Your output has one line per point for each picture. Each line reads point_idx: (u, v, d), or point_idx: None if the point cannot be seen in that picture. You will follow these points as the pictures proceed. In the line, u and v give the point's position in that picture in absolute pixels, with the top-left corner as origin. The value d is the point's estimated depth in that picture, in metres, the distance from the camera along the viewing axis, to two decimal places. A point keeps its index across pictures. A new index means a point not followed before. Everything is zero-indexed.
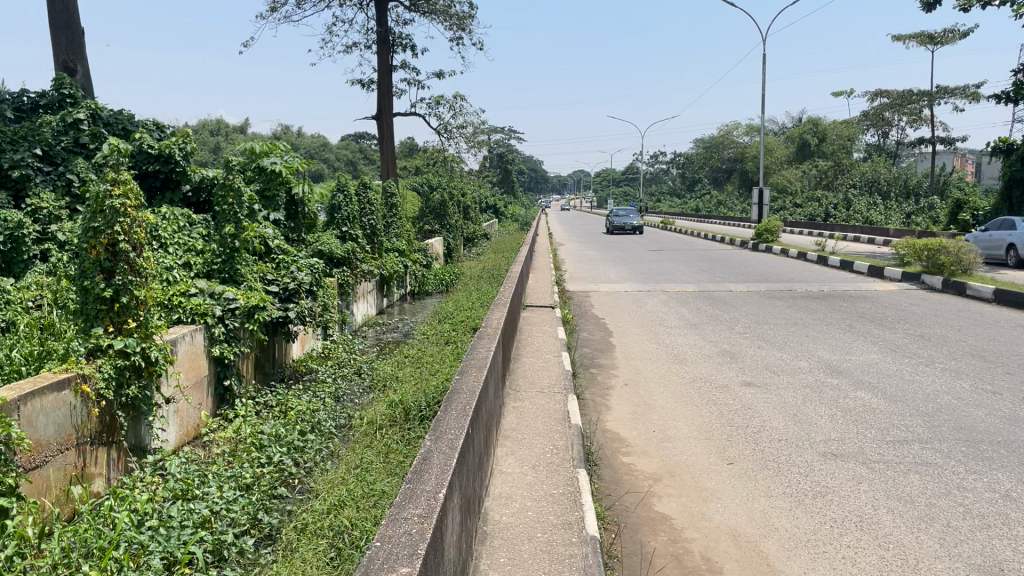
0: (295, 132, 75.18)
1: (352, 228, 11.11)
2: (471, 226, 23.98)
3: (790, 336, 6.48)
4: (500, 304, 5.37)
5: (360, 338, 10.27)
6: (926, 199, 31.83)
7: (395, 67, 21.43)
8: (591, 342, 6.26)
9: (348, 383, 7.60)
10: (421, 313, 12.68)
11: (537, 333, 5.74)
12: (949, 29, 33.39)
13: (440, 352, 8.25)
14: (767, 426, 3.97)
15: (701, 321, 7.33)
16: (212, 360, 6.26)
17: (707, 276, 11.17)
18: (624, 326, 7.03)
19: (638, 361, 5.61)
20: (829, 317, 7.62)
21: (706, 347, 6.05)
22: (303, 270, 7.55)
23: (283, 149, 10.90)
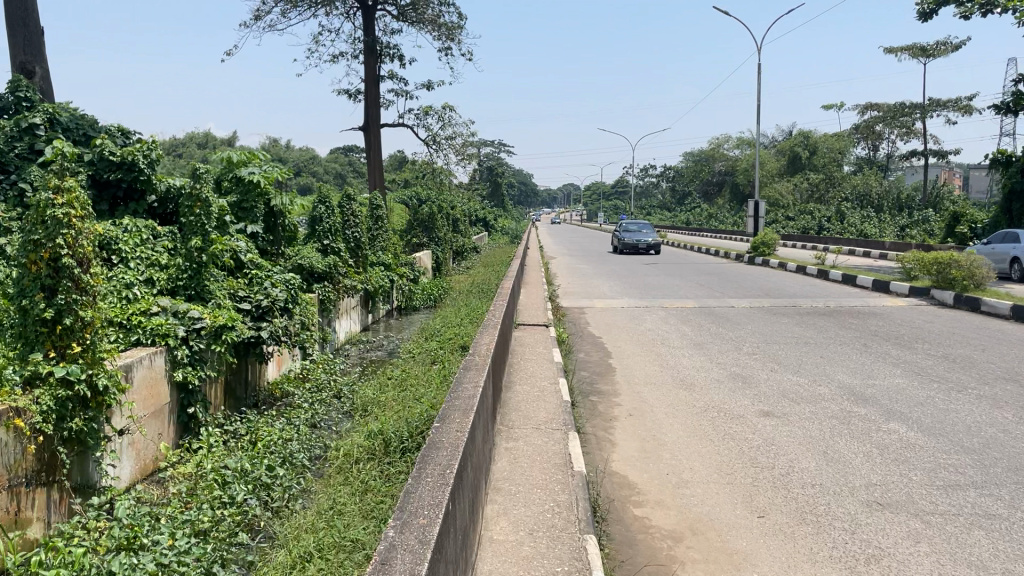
0: (283, 145, 74.61)
1: (334, 241, 10.57)
2: (460, 238, 23.48)
3: (805, 357, 5.98)
4: (489, 325, 4.86)
5: (342, 357, 9.73)
6: (920, 213, 31.55)
7: (382, 77, 20.94)
8: (588, 365, 5.74)
9: (326, 408, 7.07)
10: (407, 330, 12.13)
11: (530, 356, 5.24)
12: (941, 41, 33.29)
13: (426, 373, 7.72)
14: (797, 466, 3.47)
15: (705, 340, 6.83)
16: (174, 386, 5.73)
17: (706, 291, 10.69)
18: (622, 346, 6.52)
19: (642, 386, 5.10)
20: (841, 335, 7.13)
21: (714, 371, 5.54)
22: (278, 286, 7.01)
23: (263, 158, 10.39)
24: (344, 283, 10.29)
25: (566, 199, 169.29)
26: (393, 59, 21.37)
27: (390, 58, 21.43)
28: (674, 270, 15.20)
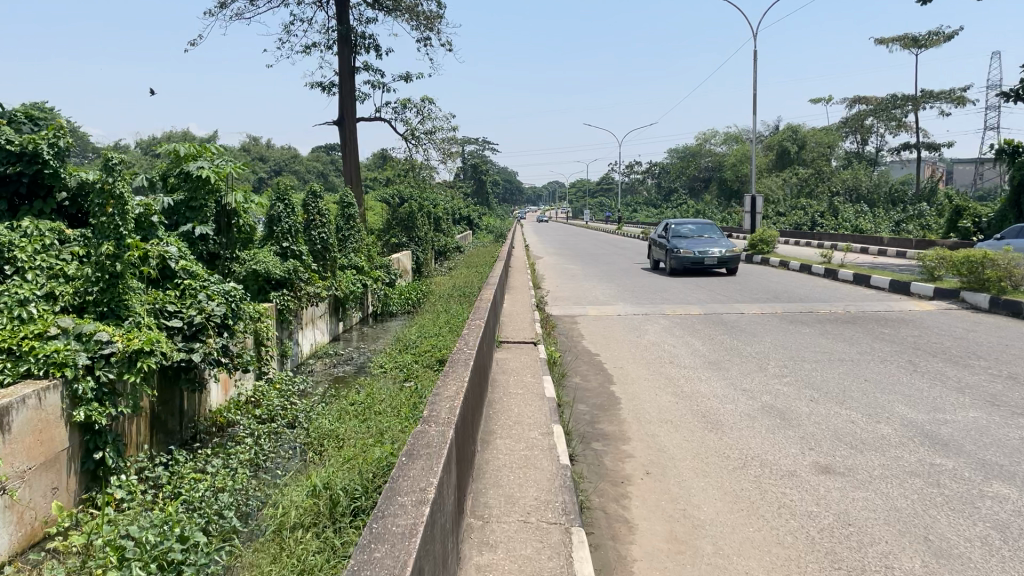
0: (261, 143, 72.89)
1: (295, 244, 9.40)
2: (442, 238, 22.36)
3: (846, 380, 4.96)
4: (461, 355, 3.79)
5: (305, 374, 8.69)
6: (914, 207, 30.70)
7: (357, 68, 19.77)
8: (588, 397, 4.66)
9: (275, 443, 6.00)
10: (380, 340, 11.01)
11: (517, 388, 4.18)
12: (934, 30, 32.44)
13: (395, 397, 6.63)
14: (896, 565, 2.44)
15: (723, 358, 5.76)
16: (75, 427, 4.62)
17: (709, 295, 9.69)
18: (624, 368, 5.45)
19: (656, 425, 4.06)
20: (880, 349, 6.09)
21: (744, 402, 4.49)
22: (216, 298, 5.89)
23: (214, 150, 9.24)
24: (306, 290, 9.14)
25: (551, 196, 168.05)
26: (368, 49, 20.22)
27: (367, 49, 20.30)
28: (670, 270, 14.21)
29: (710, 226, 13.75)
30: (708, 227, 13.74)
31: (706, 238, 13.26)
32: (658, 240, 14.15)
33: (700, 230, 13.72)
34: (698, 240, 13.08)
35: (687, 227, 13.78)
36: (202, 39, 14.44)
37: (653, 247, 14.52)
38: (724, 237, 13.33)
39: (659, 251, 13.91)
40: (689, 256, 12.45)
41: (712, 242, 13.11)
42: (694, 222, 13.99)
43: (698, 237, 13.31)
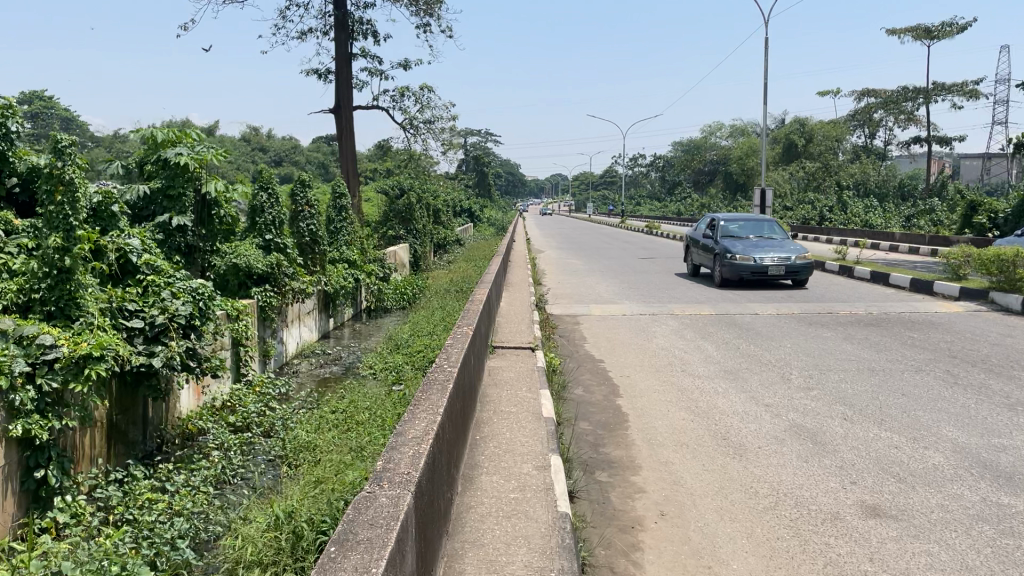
0: (262, 133, 72.27)
1: (279, 236, 8.77)
2: (441, 230, 21.79)
3: (882, 395, 4.42)
4: (443, 371, 3.23)
5: (289, 375, 8.17)
6: (924, 202, 30.12)
7: (354, 55, 19.20)
8: (591, 412, 4.12)
9: (247, 455, 5.46)
10: (371, 338, 10.49)
11: (511, 405, 3.65)
12: (947, 21, 31.77)
13: (379, 404, 6.10)
14: None
15: (741, 365, 5.23)
16: (14, 442, 4.08)
17: (720, 293, 9.13)
18: (630, 378, 4.91)
19: (669, 450, 3.51)
20: (913, 357, 5.54)
21: (768, 420, 3.96)
22: (182, 296, 5.32)
23: (195, 136, 8.70)
24: (292, 285, 8.58)
25: (554, 190, 167.32)
26: (367, 36, 19.65)
27: (364, 36, 19.77)
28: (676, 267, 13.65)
29: (767, 223, 11.04)
30: (763, 224, 11.08)
31: (765, 239, 10.58)
32: (700, 240, 11.49)
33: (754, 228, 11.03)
34: (755, 243, 10.40)
35: (738, 224, 11.09)
36: (193, 23, 14.00)
37: (692, 248, 11.88)
38: (786, 237, 10.63)
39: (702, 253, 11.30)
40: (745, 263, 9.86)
41: (772, 243, 10.48)
42: (744, 217, 11.31)
43: (755, 237, 10.63)
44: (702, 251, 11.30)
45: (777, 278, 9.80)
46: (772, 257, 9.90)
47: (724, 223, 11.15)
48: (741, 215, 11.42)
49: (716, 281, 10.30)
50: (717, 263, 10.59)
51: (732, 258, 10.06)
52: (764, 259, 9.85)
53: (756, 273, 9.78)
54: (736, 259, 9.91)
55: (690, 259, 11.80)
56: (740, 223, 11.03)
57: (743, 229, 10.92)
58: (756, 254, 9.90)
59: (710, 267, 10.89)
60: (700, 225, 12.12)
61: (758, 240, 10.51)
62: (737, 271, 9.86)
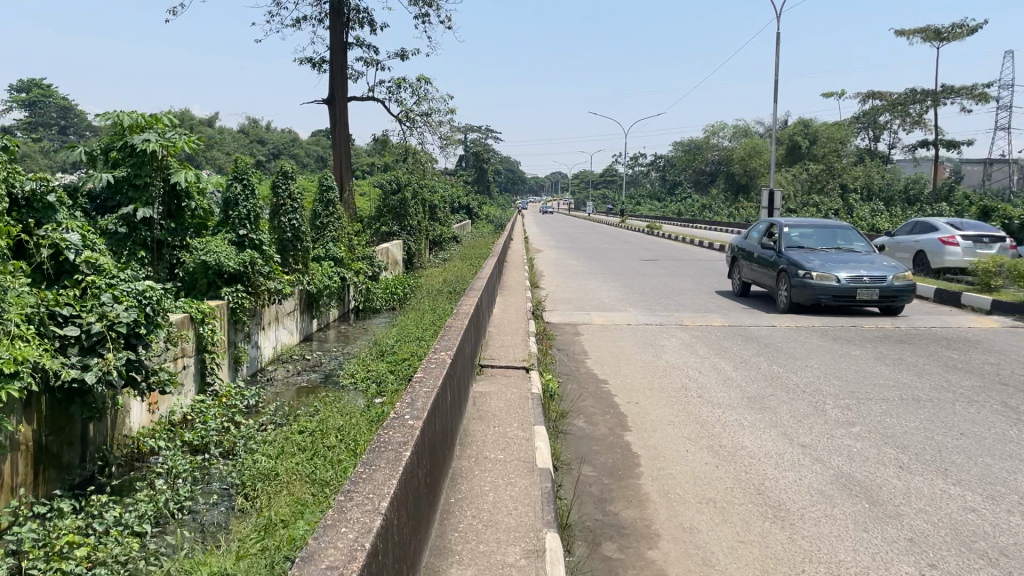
0: (260, 125, 71.42)
1: (256, 232, 7.99)
2: (437, 227, 21.10)
3: (938, 435, 3.73)
4: (411, 417, 2.53)
5: (262, 383, 7.53)
6: (933, 205, 29.48)
7: (349, 43, 18.50)
8: (594, 452, 3.44)
9: (199, 485, 4.77)
10: (357, 341, 9.83)
11: (496, 449, 2.95)
12: (959, 23, 31.07)
13: (353, 421, 5.43)
14: None
15: (766, 391, 4.56)
16: None
17: (731, 302, 8.46)
18: (641, 405, 4.24)
19: (691, 510, 2.83)
20: (961, 383, 4.85)
21: (808, 467, 3.29)
22: (125, 301, 4.62)
23: (166, 121, 7.99)
24: (267, 285, 7.86)
25: (554, 188, 166.60)
26: (363, 24, 18.94)
27: (360, 24, 19.10)
28: (681, 271, 12.95)
29: (842, 230, 8.95)
30: (837, 232, 9.00)
31: (843, 252, 8.49)
32: (755, 250, 9.38)
33: (825, 236, 8.94)
34: (834, 257, 8.32)
35: (804, 232, 9.02)
36: (181, 5, 13.35)
37: (740, 261, 9.77)
38: (870, 250, 8.53)
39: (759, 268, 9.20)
40: (826, 284, 7.78)
41: (853, 256, 8.40)
42: (811, 222, 9.21)
43: (830, 249, 8.56)
44: (760, 265, 9.20)
45: (864, 304, 7.84)
46: (859, 276, 7.82)
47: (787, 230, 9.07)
48: (806, 221, 9.31)
49: (784, 305, 8.27)
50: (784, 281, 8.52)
51: (807, 277, 7.99)
52: (850, 278, 7.83)
53: (841, 297, 7.74)
54: (813, 278, 7.87)
55: (740, 273, 9.69)
56: (809, 231, 8.95)
57: (812, 239, 8.85)
58: (838, 273, 7.87)
59: (773, 286, 8.81)
60: (752, 232, 10.01)
61: (836, 253, 8.44)
62: (816, 295, 7.81)
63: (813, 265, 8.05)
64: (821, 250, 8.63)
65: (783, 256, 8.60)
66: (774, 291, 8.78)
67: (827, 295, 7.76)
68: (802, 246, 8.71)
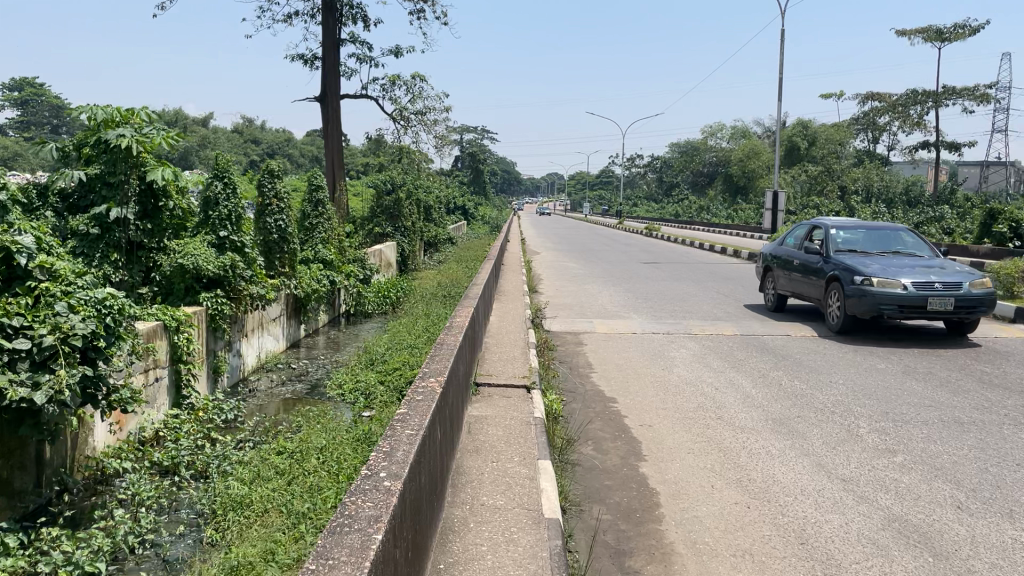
0: (254, 125, 70.86)
1: (238, 233, 7.49)
2: (432, 228, 20.64)
3: (992, 467, 3.29)
4: (393, 463, 2.08)
5: (243, 394, 7.09)
6: (934, 207, 29.08)
7: (342, 40, 18.05)
8: (607, 489, 3.00)
9: (165, 515, 4.32)
10: (347, 348, 9.40)
11: (495, 493, 2.51)
12: (960, 22, 30.68)
13: (337, 439, 5.01)
14: None
15: (791, 412, 4.13)
16: None
17: (741, 309, 8.02)
18: (655, 429, 3.81)
19: (725, 566, 2.39)
20: (1005, 402, 4.40)
21: (854, 508, 2.85)
22: (82, 311, 4.16)
23: (143, 115, 7.52)
24: (249, 290, 7.39)
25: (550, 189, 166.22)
26: (356, 20, 18.49)
27: (354, 20, 18.68)
28: (684, 274, 12.52)
29: (898, 232, 7.87)
30: (892, 233, 7.96)
31: (902, 256, 7.43)
32: (797, 257, 8.35)
33: (880, 239, 7.85)
34: (894, 261, 7.24)
35: (854, 235, 7.95)
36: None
37: (779, 272, 8.73)
38: (933, 253, 7.46)
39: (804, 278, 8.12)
40: (892, 293, 6.66)
41: (917, 260, 7.30)
42: (860, 224, 8.17)
43: (886, 253, 7.52)
44: (804, 273, 8.15)
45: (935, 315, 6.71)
46: (932, 282, 6.70)
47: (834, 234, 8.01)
48: (856, 223, 8.23)
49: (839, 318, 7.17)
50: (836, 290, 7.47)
51: (866, 284, 6.90)
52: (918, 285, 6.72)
53: (907, 307, 6.69)
54: (873, 285, 6.83)
55: (779, 284, 8.65)
56: (858, 233, 7.92)
57: (865, 243, 7.78)
58: (905, 279, 6.77)
59: (821, 298, 7.72)
60: (790, 237, 8.97)
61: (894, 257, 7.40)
62: (878, 305, 6.75)
63: (871, 270, 7.00)
64: (879, 255, 7.53)
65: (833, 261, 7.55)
66: (822, 302, 7.73)
67: (891, 305, 6.70)
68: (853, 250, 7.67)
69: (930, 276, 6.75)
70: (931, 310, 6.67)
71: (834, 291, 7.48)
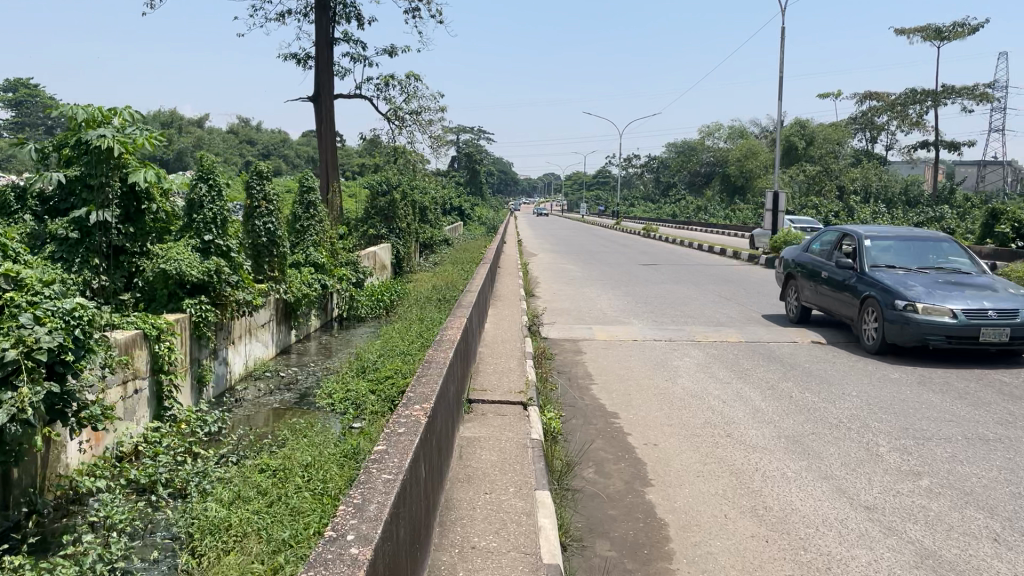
0: (250, 126, 70.59)
1: (224, 237, 7.21)
2: (427, 229, 20.37)
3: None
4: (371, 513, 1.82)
5: (230, 404, 6.84)
6: (934, 208, 28.86)
7: (336, 39, 17.79)
8: (611, 521, 2.75)
9: (138, 539, 4.06)
10: (339, 354, 9.14)
11: (487, 534, 2.25)
12: (960, 21, 30.48)
13: (324, 455, 4.75)
14: None
15: (805, 428, 3.88)
16: None
17: (745, 314, 7.77)
18: (662, 448, 3.56)
19: None
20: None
21: (881, 542, 2.60)
22: (48, 323, 3.89)
23: (125, 114, 7.24)
24: (235, 296, 7.12)
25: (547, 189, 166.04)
26: (350, 18, 18.21)
27: (347, 19, 18.41)
28: (685, 277, 12.26)
29: (936, 244, 7.29)
30: (929, 244, 7.38)
31: (944, 274, 6.85)
32: (825, 270, 7.75)
33: (917, 252, 7.26)
34: (937, 280, 6.66)
35: (888, 246, 7.36)
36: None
37: (803, 282, 8.13)
38: (977, 270, 6.88)
39: (833, 294, 7.53)
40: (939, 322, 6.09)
41: (962, 280, 6.72)
42: (894, 233, 7.56)
43: (925, 269, 6.94)
44: (834, 288, 7.56)
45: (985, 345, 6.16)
46: (983, 309, 6.13)
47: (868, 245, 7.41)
48: (890, 232, 7.61)
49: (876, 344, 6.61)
50: (871, 312, 6.90)
51: (910, 310, 6.31)
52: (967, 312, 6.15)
53: (954, 337, 6.13)
54: (917, 311, 6.25)
55: (804, 296, 8.07)
56: (893, 244, 7.32)
57: (903, 257, 7.17)
58: (953, 305, 6.19)
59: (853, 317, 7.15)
60: (815, 243, 8.36)
61: (935, 275, 6.82)
62: (923, 335, 6.18)
63: (915, 293, 6.40)
64: (919, 272, 6.94)
65: (869, 280, 6.95)
66: (855, 323, 7.16)
67: (937, 336, 6.13)
68: (889, 266, 7.08)
69: (982, 303, 6.17)
70: (982, 341, 6.12)
71: (870, 313, 6.89)
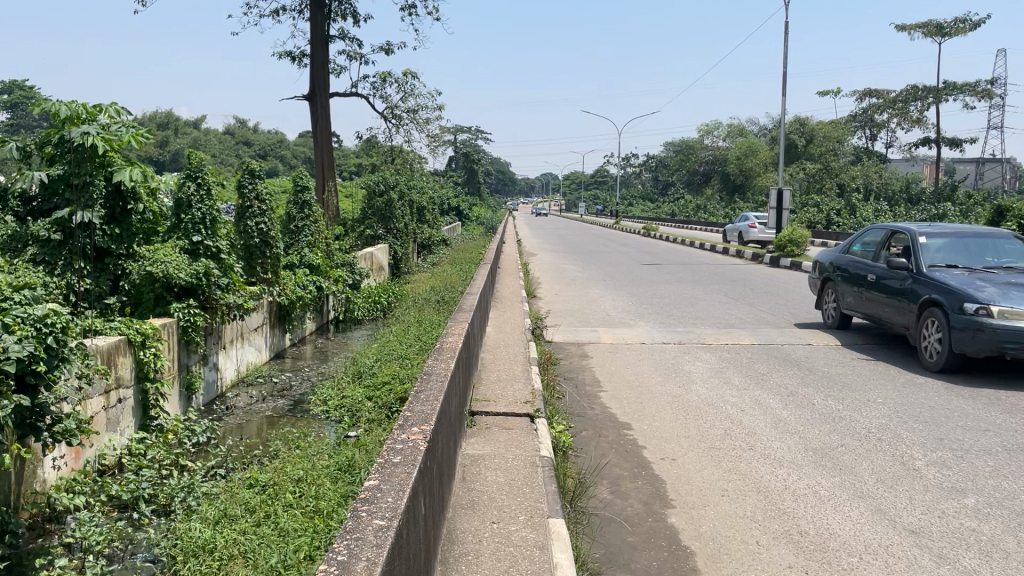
0: (247, 127, 70.26)
1: (214, 238, 6.93)
2: (425, 229, 20.10)
3: None
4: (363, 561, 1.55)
5: (220, 412, 6.56)
6: (936, 205, 28.62)
7: (331, 37, 17.52)
8: (632, 550, 2.47)
9: (118, 563, 3.78)
10: (336, 358, 8.87)
11: (497, 572, 1.98)
12: (961, 17, 30.28)
13: (317, 468, 4.47)
14: None
15: (832, 440, 3.62)
16: None
17: (754, 315, 7.51)
18: (680, 464, 3.29)
19: None
20: None
21: (933, 572, 2.34)
22: (17, 331, 3.59)
23: (110, 111, 6.95)
24: (226, 299, 6.83)
25: (545, 189, 165.79)
26: (346, 16, 17.93)
27: (343, 16, 18.14)
28: (689, 276, 12.01)
29: (999, 240, 6.47)
30: (987, 241, 6.59)
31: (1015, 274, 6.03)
32: (872, 272, 6.94)
33: (980, 250, 6.43)
34: (1008, 280, 5.84)
35: (944, 244, 6.54)
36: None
37: (846, 287, 7.31)
38: None
39: (884, 299, 6.70)
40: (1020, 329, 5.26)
41: None
42: (949, 229, 6.74)
43: (990, 269, 6.13)
44: (884, 291, 6.74)
45: None
46: None
47: (922, 243, 6.59)
48: (946, 228, 6.78)
49: (942, 356, 5.76)
50: (932, 318, 6.07)
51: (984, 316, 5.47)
52: None
53: None
54: (991, 316, 5.41)
55: (847, 302, 7.24)
56: (949, 242, 6.52)
57: (963, 255, 6.36)
58: None
59: (910, 325, 6.31)
60: (857, 243, 7.54)
61: (1003, 275, 6.00)
62: (999, 342, 5.35)
63: (986, 295, 5.57)
64: (986, 272, 6.10)
65: (928, 281, 6.12)
66: (911, 329, 6.32)
67: (1018, 344, 5.30)
68: (948, 265, 6.27)
69: None
70: None
71: (931, 320, 6.06)
